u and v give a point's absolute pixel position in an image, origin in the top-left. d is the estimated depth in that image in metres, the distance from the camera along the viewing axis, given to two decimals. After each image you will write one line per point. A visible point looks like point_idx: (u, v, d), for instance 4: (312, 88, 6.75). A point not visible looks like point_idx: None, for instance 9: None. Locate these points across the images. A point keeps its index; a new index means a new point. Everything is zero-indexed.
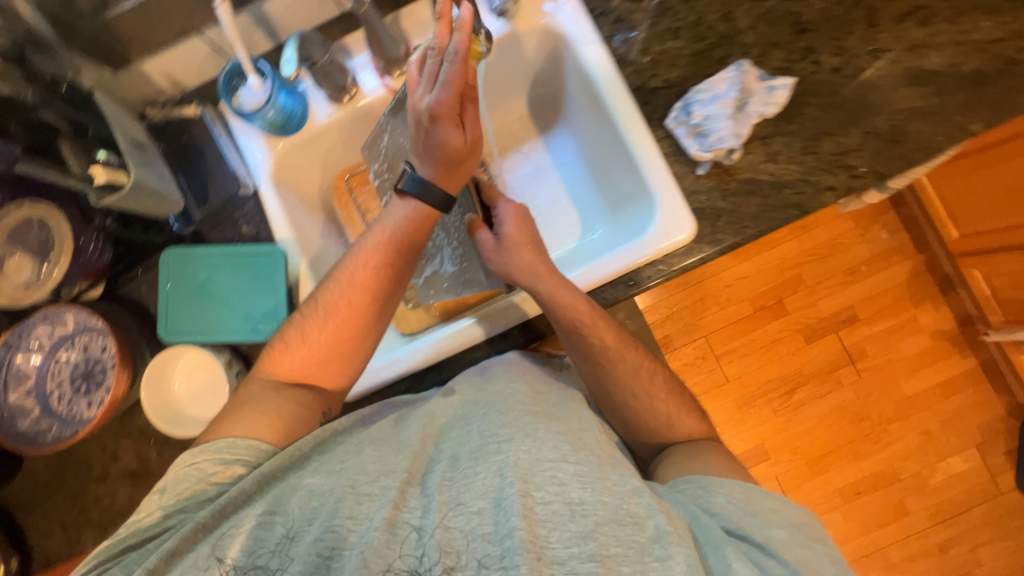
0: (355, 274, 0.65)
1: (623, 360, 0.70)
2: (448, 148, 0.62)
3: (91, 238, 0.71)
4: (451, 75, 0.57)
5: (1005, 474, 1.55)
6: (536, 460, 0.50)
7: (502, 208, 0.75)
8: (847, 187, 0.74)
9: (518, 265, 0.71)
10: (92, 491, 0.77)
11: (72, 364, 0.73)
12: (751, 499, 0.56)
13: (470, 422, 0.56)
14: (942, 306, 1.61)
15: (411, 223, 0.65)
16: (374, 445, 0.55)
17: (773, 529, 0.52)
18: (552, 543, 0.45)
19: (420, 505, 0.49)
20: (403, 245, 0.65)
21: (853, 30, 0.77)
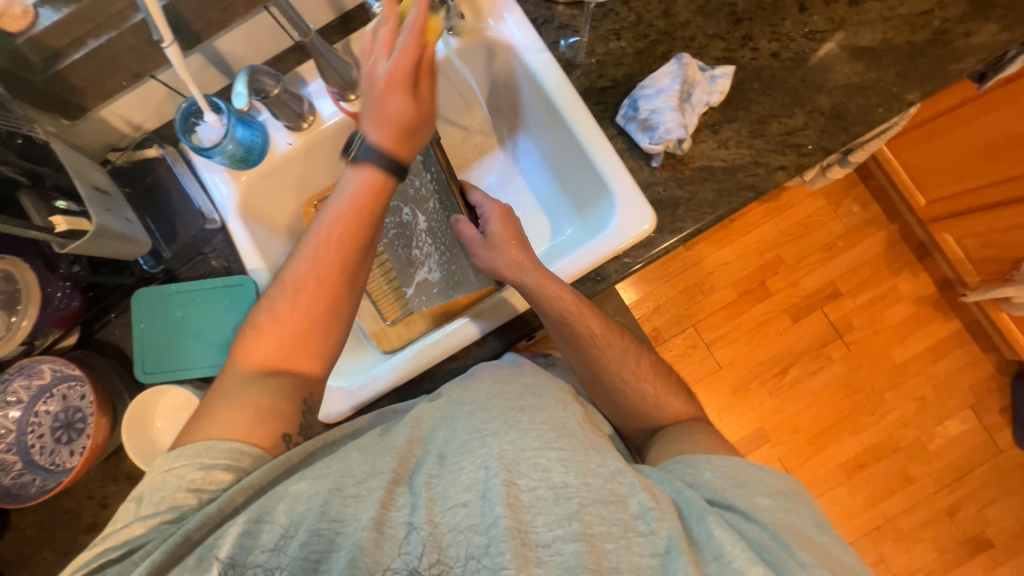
0: (321, 247, 0.58)
1: (610, 347, 0.71)
2: (407, 118, 0.58)
3: (59, 286, 0.71)
4: (405, 40, 0.55)
5: (1000, 431, 1.57)
6: (519, 450, 0.51)
7: (485, 207, 0.75)
8: (797, 165, 0.76)
9: (505, 260, 0.71)
10: (84, 542, 0.76)
11: (52, 414, 0.74)
12: (737, 471, 0.56)
13: (456, 419, 0.56)
14: (919, 271, 1.64)
15: (377, 188, 0.59)
16: (362, 449, 0.54)
17: (756, 497, 0.53)
18: (537, 527, 0.46)
19: (408, 502, 0.49)
20: (369, 214, 0.59)
21: (787, 15, 0.80)
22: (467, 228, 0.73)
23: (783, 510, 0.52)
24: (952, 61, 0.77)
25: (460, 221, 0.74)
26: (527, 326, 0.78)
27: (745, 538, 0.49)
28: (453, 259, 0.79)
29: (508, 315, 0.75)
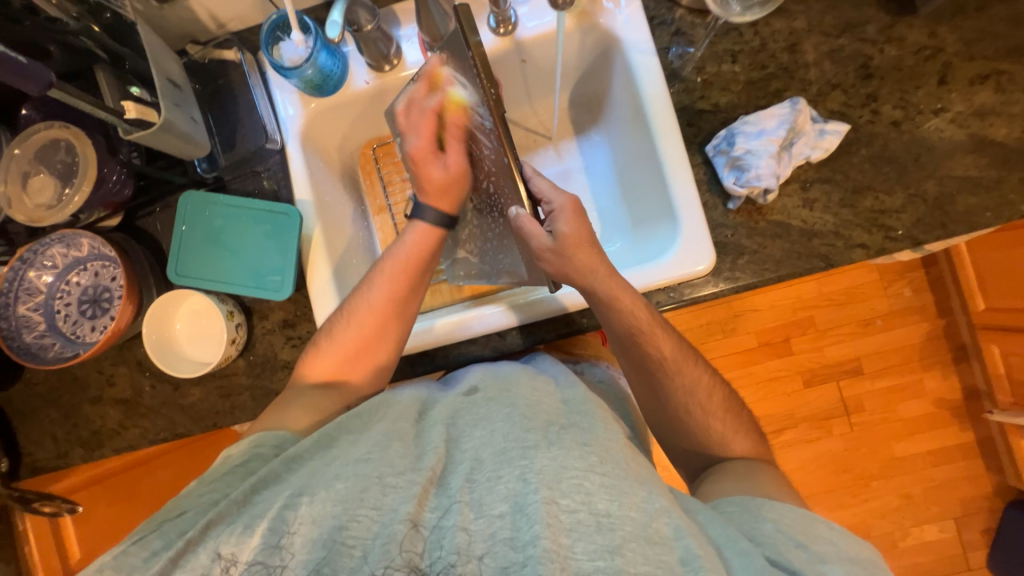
0: (377, 280, 0.69)
1: (679, 372, 0.68)
2: (433, 179, 0.73)
3: (115, 169, 0.71)
4: (424, 124, 0.71)
5: (977, 551, 1.54)
6: (561, 467, 0.45)
7: (552, 202, 0.68)
8: (879, 248, 0.71)
9: (578, 264, 0.66)
10: (85, 411, 0.79)
11: (81, 287, 0.76)
12: (803, 526, 0.50)
13: (493, 422, 0.50)
14: (952, 375, 1.57)
15: (427, 240, 0.72)
16: (402, 441, 0.51)
17: (826, 564, 0.47)
18: (577, 555, 0.41)
19: (441, 505, 0.45)
20: (423, 258, 0.71)
21: (923, 83, 0.72)
22: (530, 225, 0.64)
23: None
24: None
25: (521, 214, 0.65)
26: (552, 333, 0.77)
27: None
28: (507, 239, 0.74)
29: (534, 317, 0.73)
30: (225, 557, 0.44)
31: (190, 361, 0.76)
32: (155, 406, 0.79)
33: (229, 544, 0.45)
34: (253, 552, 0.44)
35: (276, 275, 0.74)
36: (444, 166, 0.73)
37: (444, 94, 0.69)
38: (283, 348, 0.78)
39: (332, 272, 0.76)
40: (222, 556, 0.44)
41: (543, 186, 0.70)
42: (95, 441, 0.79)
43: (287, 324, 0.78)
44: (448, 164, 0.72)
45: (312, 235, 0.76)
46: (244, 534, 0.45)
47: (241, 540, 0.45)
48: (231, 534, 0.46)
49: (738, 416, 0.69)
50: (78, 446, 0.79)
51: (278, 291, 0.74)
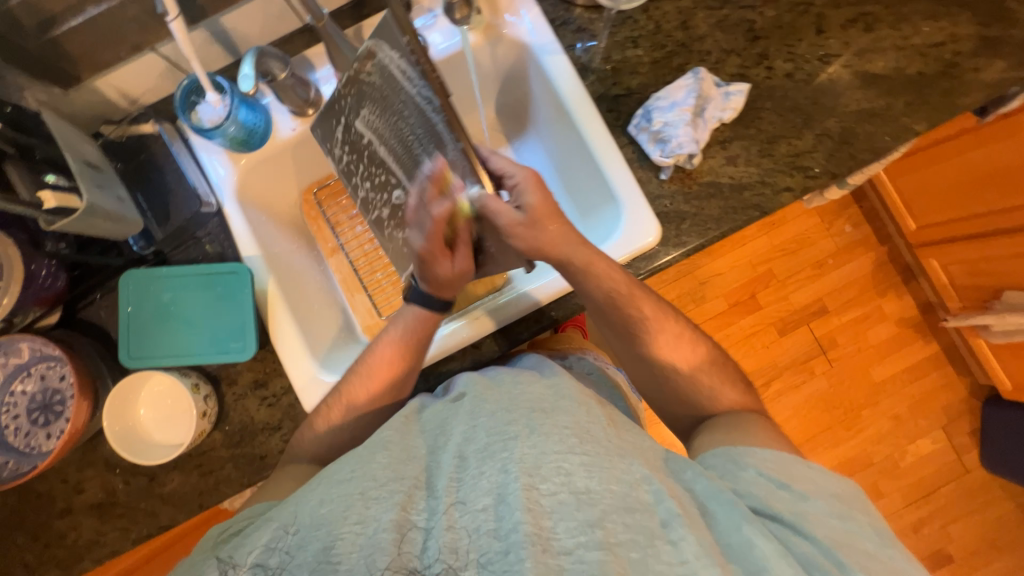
0: (376, 371, 0.68)
1: (661, 334, 0.70)
2: (440, 279, 0.66)
3: (43, 263, 0.67)
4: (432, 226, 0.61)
5: (969, 452, 1.63)
6: (541, 453, 0.45)
7: (515, 175, 0.67)
8: (803, 187, 0.77)
9: (546, 240, 0.66)
10: (56, 527, 0.74)
11: (27, 395, 0.71)
12: (786, 468, 0.52)
13: (476, 416, 0.51)
14: (905, 295, 1.68)
15: (418, 329, 0.69)
16: (388, 451, 0.50)
17: (809, 503, 0.49)
18: (559, 534, 0.41)
19: (429, 507, 0.45)
20: (417, 341, 0.69)
21: (804, 36, 0.80)
22: (495, 203, 0.61)
23: (840, 513, 0.49)
24: (961, 95, 0.78)
25: (482, 195, 0.59)
26: (526, 332, 0.77)
27: (792, 554, 0.46)
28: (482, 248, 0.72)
29: (510, 318, 0.74)
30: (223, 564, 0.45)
31: (164, 445, 0.72)
32: (133, 503, 0.74)
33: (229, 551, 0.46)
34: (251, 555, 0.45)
35: (237, 338, 0.72)
36: (456, 266, 0.66)
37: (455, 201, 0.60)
38: (259, 410, 0.75)
39: (294, 320, 0.75)
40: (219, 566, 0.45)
41: (502, 161, 0.68)
42: (73, 557, 0.74)
43: (258, 384, 0.76)
44: (460, 264, 0.66)
45: (267, 288, 0.74)
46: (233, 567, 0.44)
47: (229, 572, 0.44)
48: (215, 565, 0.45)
49: (717, 368, 0.71)
50: (55, 566, 0.73)
51: (243, 352, 0.72)
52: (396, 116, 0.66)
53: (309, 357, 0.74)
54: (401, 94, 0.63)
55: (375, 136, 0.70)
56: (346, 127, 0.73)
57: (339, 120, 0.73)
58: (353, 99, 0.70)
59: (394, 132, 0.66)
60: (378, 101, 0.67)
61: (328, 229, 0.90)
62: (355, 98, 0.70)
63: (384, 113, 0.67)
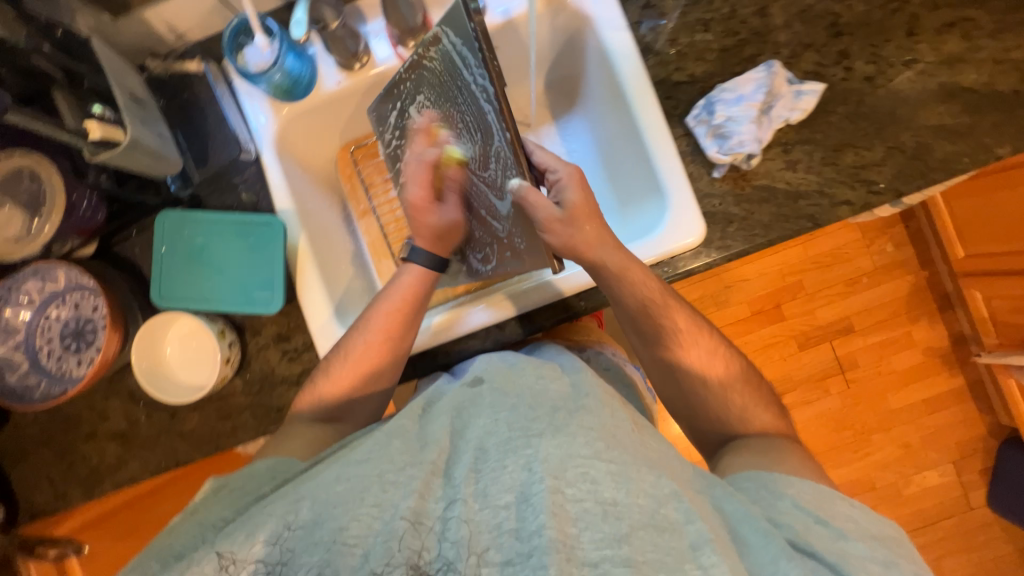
0: (373, 321, 0.68)
1: (688, 342, 0.69)
2: (434, 228, 0.72)
3: (83, 193, 0.68)
4: (419, 174, 0.70)
5: (977, 490, 1.59)
6: (566, 456, 0.44)
7: (558, 170, 0.69)
8: (863, 203, 0.72)
9: (582, 238, 0.66)
10: (80, 449, 0.77)
11: (61, 321, 0.73)
12: (823, 503, 0.51)
13: (498, 410, 0.50)
14: (938, 324, 1.60)
15: (414, 284, 0.70)
16: (403, 438, 0.50)
17: (849, 542, 0.47)
18: (584, 544, 0.41)
19: (446, 495, 0.45)
20: (411, 298, 0.70)
21: (892, 37, 0.73)
22: (535, 196, 0.62)
23: (878, 555, 0.47)
24: None
25: (522, 186, 0.61)
26: (551, 319, 0.76)
27: None
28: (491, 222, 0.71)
29: (532, 304, 0.73)
30: (224, 556, 0.44)
31: (188, 386, 0.74)
32: (153, 436, 0.77)
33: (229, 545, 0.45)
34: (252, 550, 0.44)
35: (264, 290, 0.72)
36: (445, 213, 0.73)
37: (441, 149, 0.70)
38: (280, 363, 0.76)
39: (321, 277, 0.74)
40: (222, 556, 0.44)
41: (546, 157, 0.71)
42: (94, 479, 0.77)
43: (281, 338, 0.76)
44: (449, 212, 0.73)
45: (297, 243, 0.74)
46: (246, 541, 0.44)
47: (241, 546, 0.44)
48: (231, 537, 0.45)
49: (743, 379, 0.70)
50: (77, 485, 0.77)
51: (270, 305, 0.72)
52: (450, 100, 0.67)
53: (331, 316, 0.73)
54: (459, 74, 0.63)
55: (427, 121, 0.71)
56: (399, 111, 0.74)
57: (393, 104, 0.75)
58: (412, 84, 0.71)
59: (448, 116, 0.68)
60: (435, 86, 0.68)
61: (361, 190, 0.88)
62: (414, 82, 0.71)
63: (440, 96, 0.68)
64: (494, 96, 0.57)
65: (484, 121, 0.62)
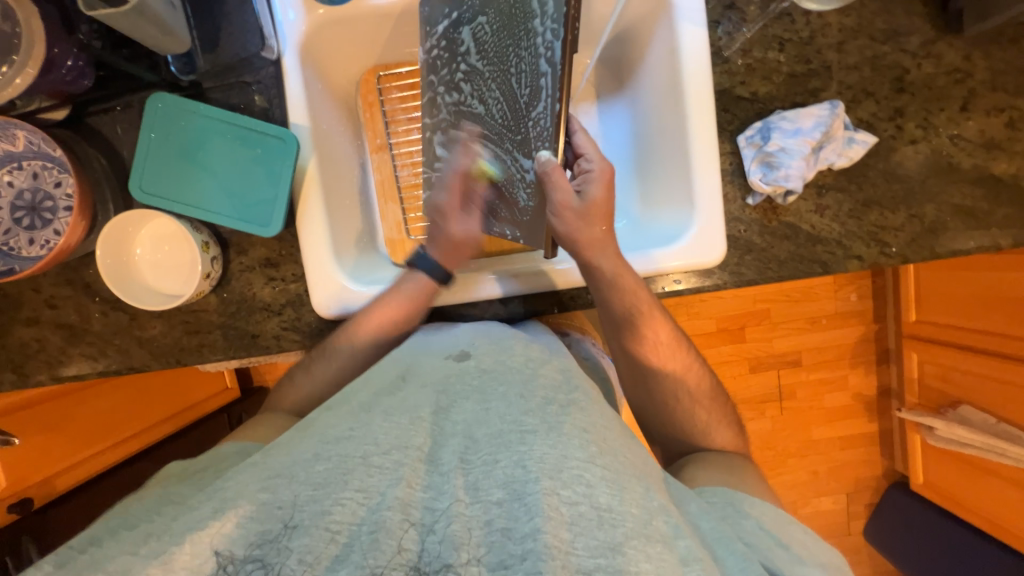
0: (361, 328, 0.66)
1: (671, 360, 0.71)
2: (452, 238, 0.69)
3: (67, 50, 0.59)
4: (451, 180, 0.70)
5: (858, 520, 1.70)
6: (562, 458, 0.45)
7: (592, 162, 0.68)
8: (872, 261, 0.74)
9: (589, 235, 0.66)
10: (18, 334, 0.70)
11: (15, 189, 0.64)
12: (780, 526, 0.55)
13: (487, 399, 0.50)
14: (872, 373, 1.65)
15: (410, 297, 0.67)
16: (386, 413, 0.50)
17: (806, 567, 0.50)
18: (578, 550, 0.40)
19: (432, 484, 0.45)
20: (406, 311, 0.67)
21: (947, 107, 0.73)
22: (559, 174, 0.64)
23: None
24: None
25: (547, 160, 0.64)
26: (549, 304, 0.74)
27: None
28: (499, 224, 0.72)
29: (522, 290, 0.70)
30: (222, 554, 0.41)
31: (157, 294, 0.67)
32: (104, 337, 0.70)
33: (223, 543, 0.41)
34: (249, 549, 0.41)
35: (261, 209, 0.65)
36: (467, 227, 0.70)
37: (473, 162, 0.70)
38: (263, 289, 0.71)
39: (326, 212, 0.69)
40: (219, 555, 0.41)
41: (586, 143, 0.70)
42: (28, 367, 0.70)
43: (269, 263, 0.71)
44: (471, 227, 0.70)
45: (307, 166, 0.67)
46: (214, 520, 0.42)
47: (213, 523, 0.42)
48: (200, 518, 0.43)
49: (715, 400, 0.73)
50: (9, 370, 0.70)
51: (267, 227, 0.65)
52: (512, 39, 0.65)
53: (330, 255, 0.68)
54: (530, 24, 0.63)
55: (477, 48, 0.69)
56: (452, 23, 0.69)
57: (449, 11, 0.69)
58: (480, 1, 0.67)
59: (498, 55, 0.67)
60: (503, 15, 0.66)
61: (381, 121, 0.81)
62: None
63: (502, 31, 0.66)
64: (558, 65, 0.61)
65: (536, 81, 0.63)
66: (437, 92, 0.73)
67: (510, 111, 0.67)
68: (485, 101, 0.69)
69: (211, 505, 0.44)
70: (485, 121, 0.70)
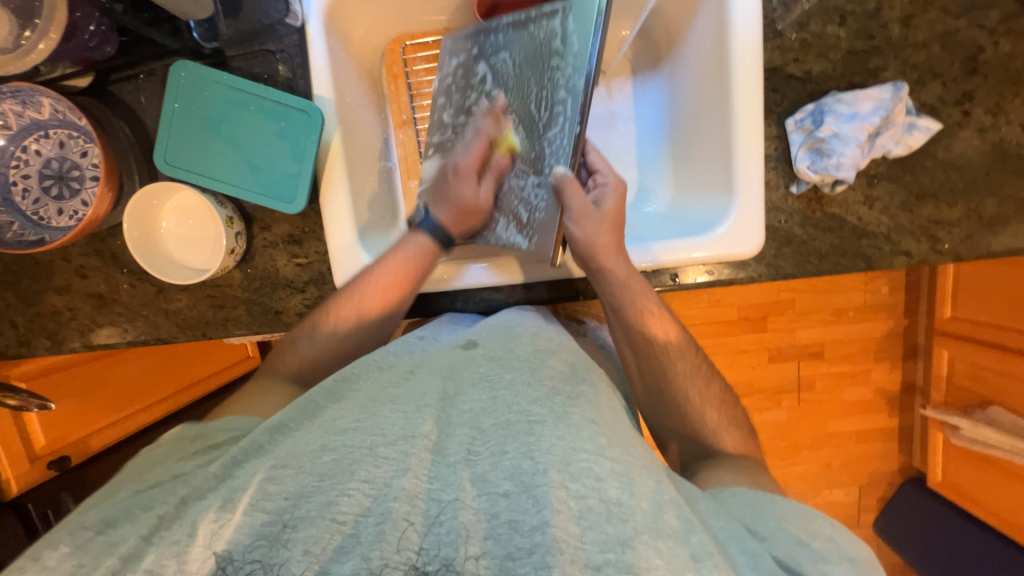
0: (368, 291, 0.63)
1: (682, 360, 0.67)
2: (461, 200, 0.68)
3: (89, 14, 0.58)
4: (475, 145, 0.68)
5: (869, 513, 1.66)
6: (569, 449, 0.43)
7: (607, 176, 0.67)
8: (921, 258, 0.69)
9: (605, 240, 0.63)
10: (50, 302, 0.71)
11: (42, 158, 0.65)
12: (802, 523, 0.51)
13: (496, 388, 0.50)
14: (898, 369, 1.58)
15: (422, 260, 0.65)
16: (394, 405, 0.49)
17: (828, 565, 0.46)
18: (586, 546, 0.39)
19: (439, 475, 0.44)
20: (413, 276, 0.65)
21: (1023, 91, 0.67)
22: (574, 187, 0.61)
23: None
24: None
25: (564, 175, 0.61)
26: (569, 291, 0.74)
27: None
28: (507, 228, 0.69)
29: (538, 277, 0.69)
30: (221, 555, 0.40)
31: (183, 267, 0.67)
32: (131, 308, 0.71)
33: (225, 542, 0.40)
34: (247, 548, 0.40)
35: (284, 184, 0.64)
36: (476, 192, 0.68)
37: (500, 132, 0.69)
38: (286, 266, 0.70)
39: (350, 191, 0.67)
40: (219, 554, 0.40)
41: (599, 160, 0.70)
42: (60, 334, 0.72)
43: (293, 240, 0.70)
44: (481, 194, 0.69)
45: (332, 141, 0.65)
46: (224, 512, 0.42)
47: (221, 514, 0.41)
48: (209, 507, 0.42)
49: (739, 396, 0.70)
50: (43, 336, 0.72)
51: (291, 204, 0.64)
52: (534, 71, 0.65)
53: (353, 236, 0.67)
54: (550, 59, 0.63)
55: (495, 79, 0.70)
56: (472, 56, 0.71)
57: (470, 47, 0.71)
58: (503, 38, 0.68)
59: (518, 85, 0.67)
60: (526, 51, 0.66)
61: (406, 95, 0.78)
62: (507, 37, 0.68)
63: (524, 64, 0.66)
64: (580, 91, 0.59)
65: (553, 107, 0.62)
66: (447, 113, 0.74)
67: (527, 133, 0.66)
68: (501, 123, 0.69)
69: (219, 496, 0.43)
70: (499, 141, 0.69)
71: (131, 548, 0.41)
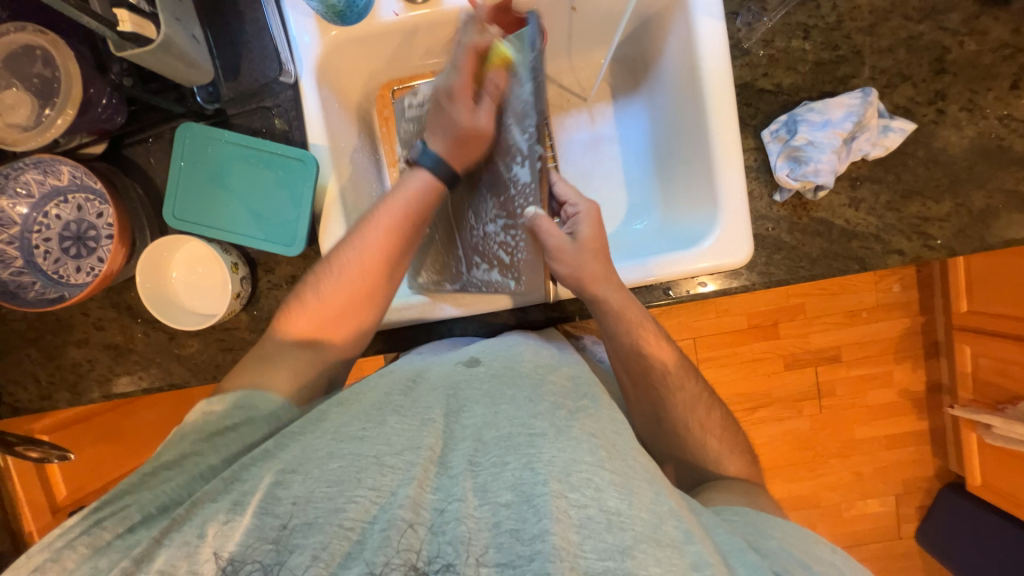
0: (373, 229, 0.63)
1: (680, 389, 0.67)
2: (458, 124, 0.65)
3: (102, 89, 0.62)
4: (462, 58, 0.63)
5: (909, 523, 1.58)
6: (570, 460, 0.44)
7: (578, 205, 0.69)
8: (915, 255, 0.69)
9: (592, 269, 0.64)
10: (71, 354, 0.74)
11: (62, 221, 0.70)
12: (802, 542, 0.49)
13: (498, 402, 0.51)
14: (920, 368, 1.54)
15: (429, 193, 0.66)
16: (398, 415, 0.50)
17: None
18: (587, 554, 0.39)
19: (442, 486, 0.44)
20: (419, 213, 0.65)
21: (995, 86, 0.68)
22: (548, 224, 0.62)
23: None
24: None
25: (538, 216, 0.62)
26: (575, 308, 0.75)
27: None
28: (491, 272, 0.69)
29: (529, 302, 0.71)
30: (222, 556, 0.40)
31: (193, 313, 0.70)
32: (146, 354, 0.74)
33: (234, 545, 0.41)
34: (248, 550, 0.40)
35: (285, 228, 0.67)
36: (474, 115, 0.64)
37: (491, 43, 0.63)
38: None
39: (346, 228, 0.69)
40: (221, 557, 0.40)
41: (566, 190, 0.70)
42: (80, 385, 0.75)
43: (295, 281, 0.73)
44: (480, 117, 0.64)
45: (327, 185, 0.68)
46: (233, 514, 0.43)
47: (231, 517, 0.42)
48: (217, 512, 0.43)
49: None
50: (64, 389, 0.75)
51: (292, 246, 0.67)
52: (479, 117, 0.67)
53: None
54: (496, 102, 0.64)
55: None
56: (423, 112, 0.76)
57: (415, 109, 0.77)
58: None
59: None
60: None
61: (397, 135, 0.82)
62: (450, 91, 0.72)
63: None
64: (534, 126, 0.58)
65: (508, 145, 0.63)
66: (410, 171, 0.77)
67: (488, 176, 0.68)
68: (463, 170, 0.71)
69: (229, 500, 0.44)
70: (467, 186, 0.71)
71: (144, 550, 0.42)
